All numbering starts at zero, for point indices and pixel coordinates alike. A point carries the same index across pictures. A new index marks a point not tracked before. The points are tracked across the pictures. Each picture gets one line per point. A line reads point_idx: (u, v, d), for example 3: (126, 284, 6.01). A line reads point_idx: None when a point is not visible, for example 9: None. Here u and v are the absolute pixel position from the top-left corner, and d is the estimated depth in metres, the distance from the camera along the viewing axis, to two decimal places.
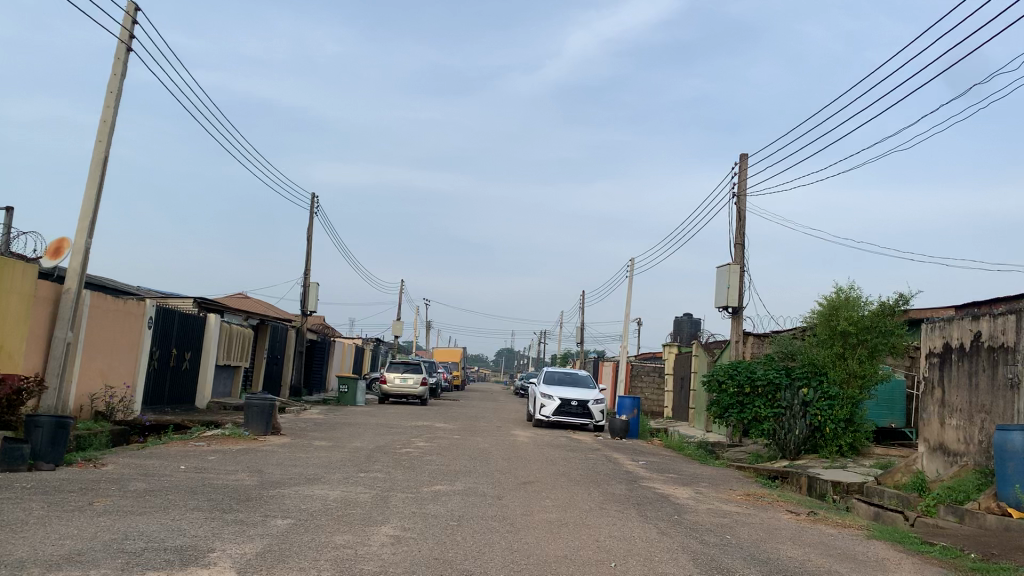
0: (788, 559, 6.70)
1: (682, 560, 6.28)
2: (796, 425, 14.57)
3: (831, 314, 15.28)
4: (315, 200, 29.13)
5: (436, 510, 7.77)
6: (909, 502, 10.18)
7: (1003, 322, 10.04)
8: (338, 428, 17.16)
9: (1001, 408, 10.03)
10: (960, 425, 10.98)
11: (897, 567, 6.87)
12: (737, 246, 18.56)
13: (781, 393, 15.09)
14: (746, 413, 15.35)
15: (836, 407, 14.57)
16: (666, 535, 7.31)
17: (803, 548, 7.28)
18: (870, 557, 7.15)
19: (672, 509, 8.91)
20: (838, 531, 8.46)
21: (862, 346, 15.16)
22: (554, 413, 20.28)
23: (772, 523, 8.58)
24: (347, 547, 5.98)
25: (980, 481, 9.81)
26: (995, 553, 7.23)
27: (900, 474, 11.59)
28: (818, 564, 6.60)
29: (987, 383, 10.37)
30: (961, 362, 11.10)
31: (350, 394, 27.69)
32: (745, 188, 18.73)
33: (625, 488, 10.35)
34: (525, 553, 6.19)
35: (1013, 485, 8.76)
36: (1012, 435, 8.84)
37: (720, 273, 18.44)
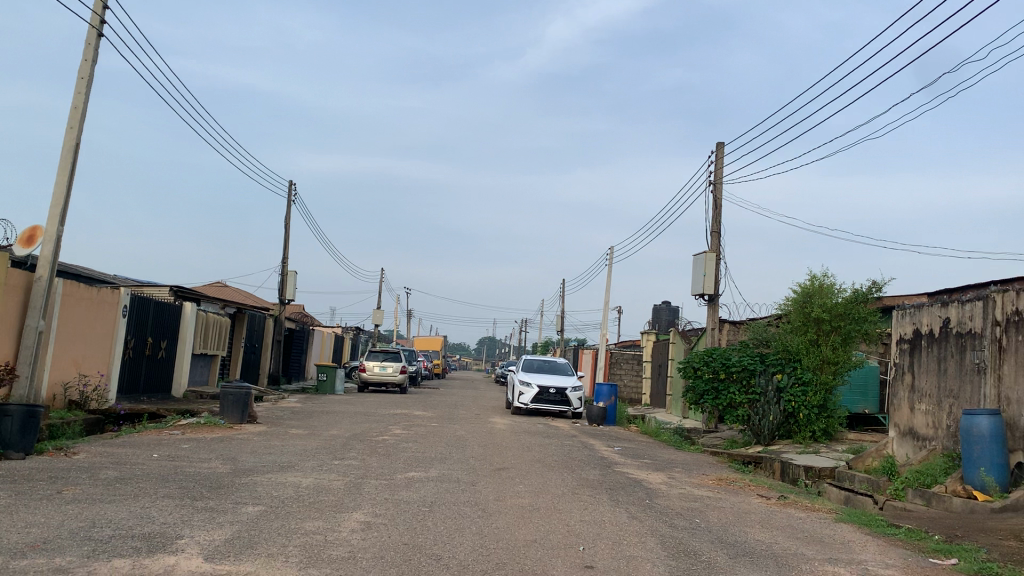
0: (755, 542, 6.77)
1: (650, 543, 6.36)
2: (770, 411, 14.78)
3: (804, 301, 15.21)
4: (292, 188, 29.38)
5: (408, 496, 7.80)
6: (878, 486, 10.35)
7: (971, 309, 10.23)
8: (314, 416, 17.08)
9: (969, 392, 10.18)
10: (929, 410, 11.14)
11: (862, 548, 6.97)
12: (713, 234, 18.66)
13: (755, 379, 15.20)
14: (720, 399, 15.33)
15: (809, 393, 14.79)
16: (636, 519, 7.38)
17: (771, 531, 7.35)
18: (835, 539, 7.25)
19: (644, 494, 8.98)
20: (806, 515, 8.57)
21: (835, 333, 15.05)
22: (533, 401, 20.33)
23: (742, 507, 8.65)
24: (317, 533, 5.99)
25: (947, 464, 9.98)
26: (958, 535, 7.37)
27: (870, 458, 11.75)
28: (784, 547, 6.67)
29: (955, 368, 10.53)
30: (930, 349, 11.26)
31: (329, 382, 27.61)
32: (721, 176, 18.85)
33: (599, 474, 10.44)
34: (495, 538, 6.24)
35: (979, 468, 8.93)
36: (978, 419, 9.01)
37: (697, 261, 18.57)
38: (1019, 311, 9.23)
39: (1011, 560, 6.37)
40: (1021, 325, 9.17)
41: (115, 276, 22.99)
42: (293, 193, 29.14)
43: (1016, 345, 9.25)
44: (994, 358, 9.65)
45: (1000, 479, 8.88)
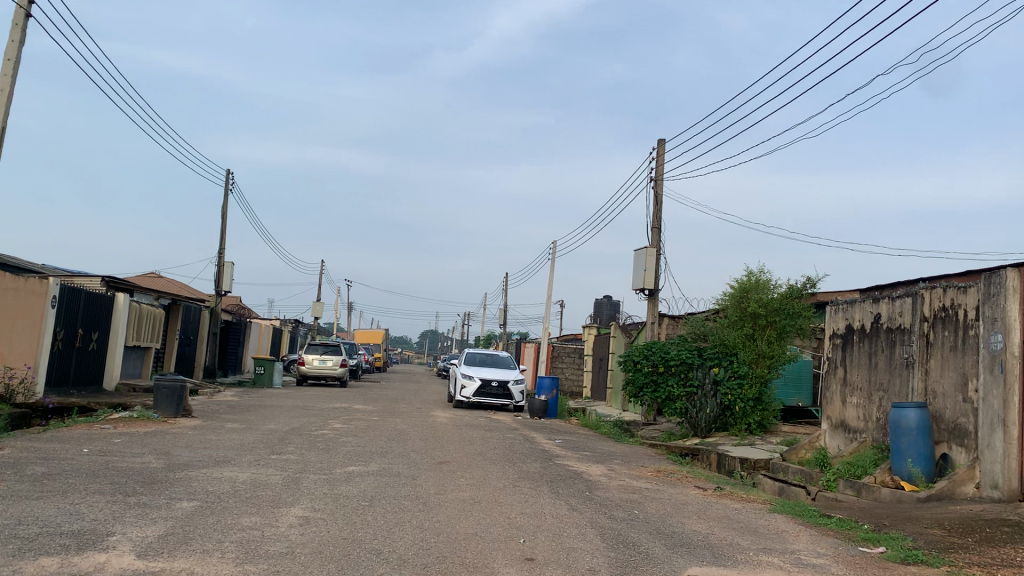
0: (692, 532, 6.88)
1: (590, 535, 6.42)
2: (707, 404, 15.02)
3: (741, 296, 15.49)
4: (230, 177, 28.79)
5: (348, 490, 7.72)
6: (811, 477, 10.63)
7: (901, 305, 10.55)
8: (251, 410, 16.79)
9: (898, 386, 10.51)
10: (860, 403, 11.46)
11: (795, 538, 7.15)
12: (654, 229, 18.88)
13: (693, 372, 15.39)
14: (659, 392, 15.51)
15: (745, 385, 15.10)
16: (576, 511, 7.44)
17: (707, 522, 7.48)
18: (769, 529, 7.41)
19: (584, 486, 9.05)
20: (742, 506, 8.75)
21: (770, 328, 15.44)
22: (475, 394, 20.33)
23: (679, 499, 8.78)
24: (254, 529, 5.89)
25: (876, 456, 10.29)
26: (886, 524, 7.61)
27: (803, 450, 12.05)
28: (720, 538, 6.80)
29: (885, 362, 10.86)
30: (862, 344, 11.59)
31: (268, 375, 27.18)
32: (662, 172, 19.08)
33: (539, 466, 10.50)
34: (435, 531, 6.23)
35: (906, 460, 9.23)
36: (907, 412, 9.30)
37: (637, 255, 18.76)
38: (946, 307, 9.55)
39: (935, 547, 6.60)
40: (948, 321, 9.49)
41: (43, 266, 22.23)
42: (230, 182, 28.56)
43: (943, 340, 9.58)
44: (922, 353, 9.96)
45: (926, 470, 9.19)
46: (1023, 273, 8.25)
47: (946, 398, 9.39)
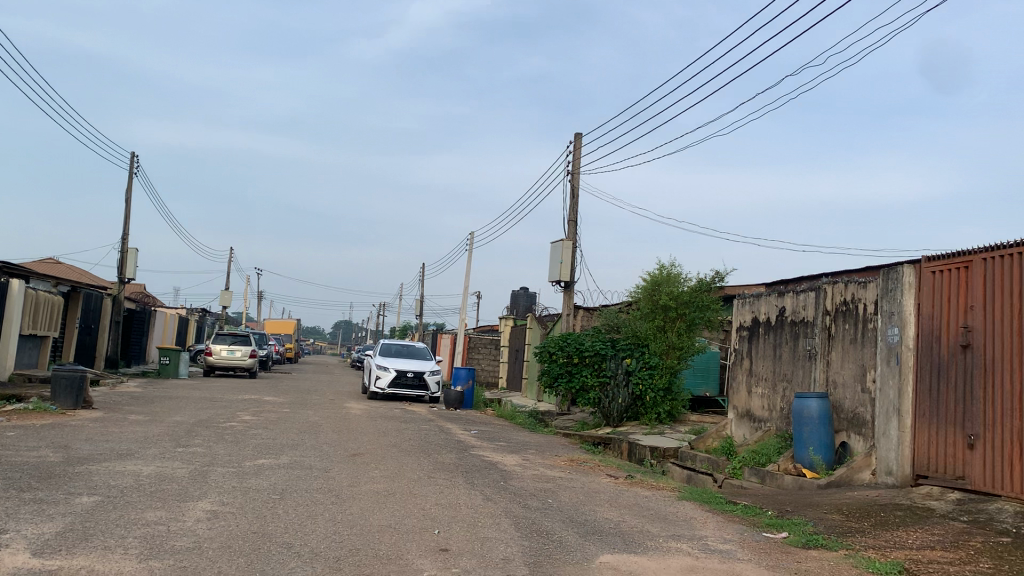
0: (604, 520, 7.00)
1: (504, 524, 6.45)
2: (619, 394, 15.26)
3: (653, 289, 15.89)
4: (134, 160, 27.74)
5: (258, 483, 7.55)
6: (717, 465, 10.93)
7: (805, 299, 10.95)
8: (156, 401, 16.24)
9: (801, 377, 10.91)
10: (764, 393, 11.85)
11: (703, 524, 7.34)
12: (570, 222, 19.07)
13: (606, 363, 15.67)
14: (574, 382, 15.74)
15: (656, 375, 15.30)
16: (490, 501, 7.47)
17: (619, 509, 7.62)
18: (678, 516, 7.60)
19: (498, 476, 9.09)
20: (652, 494, 8.94)
21: (680, 320, 15.85)
22: (389, 385, 20.16)
23: (592, 487, 8.91)
24: (159, 524, 5.70)
25: (780, 444, 10.66)
26: (788, 510, 7.90)
27: (710, 439, 12.39)
28: (631, 525, 6.93)
29: (789, 354, 11.25)
30: (767, 336, 11.98)
31: (174, 366, 26.35)
32: (579, 165, 19.28)
33: (454, 457, 10.49)
34: (348, 524, 6.15)
35: (808, 448, 9.58)
36: (809, 403, 9.67)
37: (554, 248, 18.92)
38: (847, 302, 9.95)
39: (834, 532, 6.88)
40: (848, 315, 9.90)
41: None
42: (135, 165, 27.52)
43: (843, 333, 9.98)
44: (824, 345, 10.37)
45: (826, 458, 9.56)
46: (918, 269, 8.66)
47: (846, 388, 9.80)
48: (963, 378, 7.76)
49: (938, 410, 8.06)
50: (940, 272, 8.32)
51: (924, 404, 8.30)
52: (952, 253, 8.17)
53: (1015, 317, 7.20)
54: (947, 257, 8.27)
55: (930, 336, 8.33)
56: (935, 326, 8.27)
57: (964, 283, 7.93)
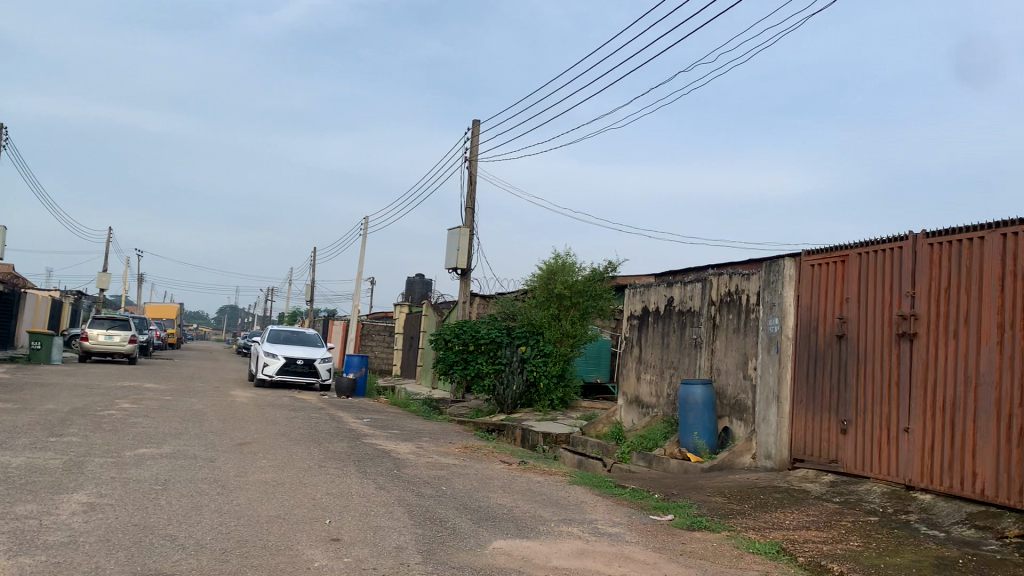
0: (497, 506, 7.04)
1: (397, 513, 6.40)
2: (513, 380, 15.46)
3: (548, 278, 15.98)
4: None
5: (138, 475, 7.25)
6: (607, 450, 11.19)
7: (692, 290, 11.30)
8: (26, 389, 15.34)
9: (687, 364, 11.27)
10: (653, 380, 12.18)
11: (593, 508, 7.50)
12: (467, 209, 19.05)
13: (501, 351, 15.74)
14: (469, 370, 15.69)
15: (549, 363, 15.60)
16: (383, 489, 7.41)
17: (512, 495, 7.69)
18: (569, 501, 7.73)
19: (392, 464, 9.03)
20: (544, 479, 9.07)
21: (574, 309, 16.00)
22: (278, 372, 19.69)
23: (485, 474, 8.96)
24: (30, 518, 5.39)
25: (666, 429, 10.98)
26: (674, 493, 8.16)
27: (601, 424, 12.66)
28: (524, 510, 7.01)
29: (676, 342, 11.59)
30: (656, 325, 12.32)
31: (45, 351, 24.95)
32: (477, 153, 19.26)
33: (346, 445, 10.34)
34: (236, 515, 5.98)
35: (693, 433, 9.91)
36: (694, 389, 9.99)
37: (451, 235, 18.86)
38: (731, 292, 10.32)
39: (716, 514, 7.15)
40: (732, 305, 10.27)
41: None
42: None
43: (727, 323, 10.36)
44: (709, 334, 10.73)
45: (710, 442, 9.92)
46: (798, 263, 9.07)
47: (729, 375, 10.18)
48: (837, 366, 8.19)
49: (814, 397, 8.48)
50: (819, 265, 8.73)
51: (801, 391, 8.72)
52: (829, 247, 8.59)
53: (886, 309, 7.64)
54: (825, 251, 8.69)
55: (808, 326, 8.75)
56: (813, 317, 8.69)
57: (840, 276, 8.36)
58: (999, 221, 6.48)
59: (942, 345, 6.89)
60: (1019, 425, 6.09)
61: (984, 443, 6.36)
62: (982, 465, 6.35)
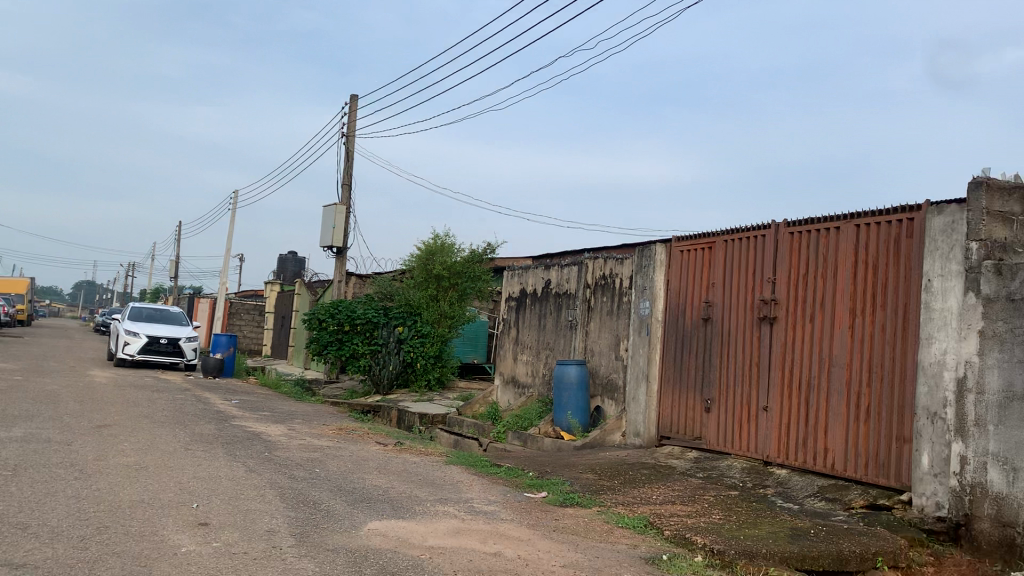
0: (372, 487, 6.99)
1: (269, 496, 6.25)
2: (390, 361, 15.35)
3: (427, 258, 15.88)
4: None
5: None
6: (483, 430, 11.29)
7: (568, 273, 11.50)
8: None
9: (562, 345, 11.48)
10: (529, 360, 12.35)
11: (468, 487, 7.56)
12: (344, 186, 18.67)
13: (377, 331, 15.56)
14: (343, 350, 15.37)
15: (427, 344, 15.58)
16: (254, 472, 7.21)
17: (387, 476, 7.65)
18: (445, 481, 7.76)
19: (262, 446, 8.79)
20: (419, 459, 9.06)
21: (452, 290, 16.06)
22: (140, 352, 18.78)
23: (360, 455, 8.85)
24: None
25: (541, 409, 11.17)
26: (547, 471, 8.33)
27: (477, 404, 12.75)
28: (399, 491, 6.99)
29: (553, 324, 11.79)
30: (533, 307, 12.48)
31: None
32: (354, 129, 18.88)
33: (214, 428, 9.99)
34: (95, 501, 5.68)
35: (566, 412, 10.12)
36: (569, 369, 10.19)
37: (326, 212, 18.45)
38: (606, 276, 10.57)
39: (588, 490, 7.35)
40: (606, 288, 10.53)
41: None
42: None
43: (601, 305, 10.62)
44: (584, 316, 10.97)
45: (582, 421, 10.16)
46: (668, 248, 9.39)
47: (601, 356, 10.45)
48: (703, 348, 8.54)
49: (681, 377, 8.83)
50: (688, 251, 9.06)
51: (668, 371, 9.05)
52: (698, 234, 8.92)
53: (749, 294, 8.01)
54: (693, 238, 9.02)
55: (677, 309, 9.08)
56: (682, 301, 9.02)
57: (707, 262, 8.70)
58: (853, 213, 6.91)
59: (799, 329, 7.30)
60: (866, 404, 6.54)
61: (834, 420, 6.80)
62: (832, 441, 6.80)
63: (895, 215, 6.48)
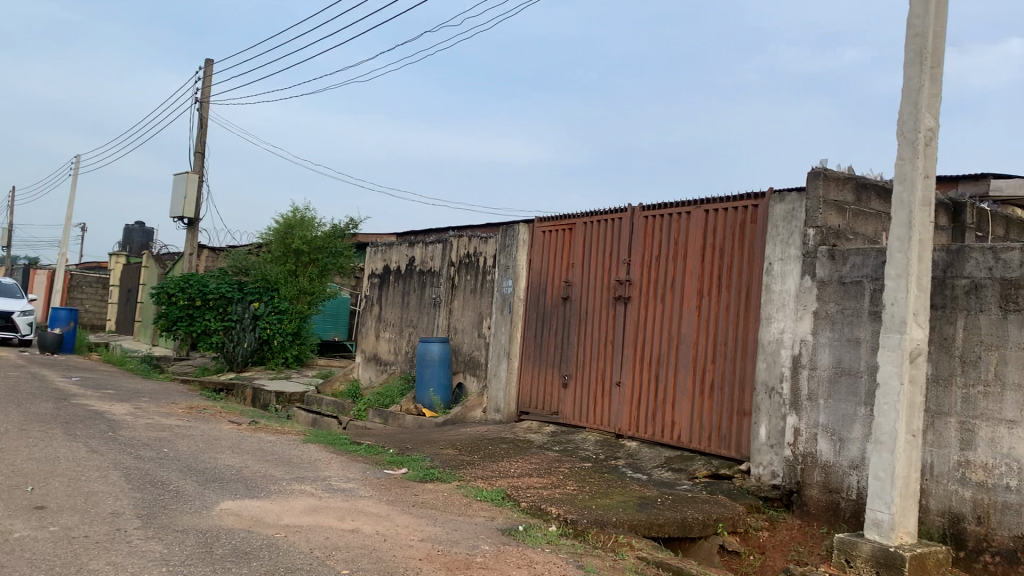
0: (225, 467, 6.78)
1: (113, 477, 5.96)
2: (245, 338, 14.88)
3: (285, 232, 15.48)
4: None
5: None
6: (343, 408, 11.15)
7: (433, 250, 11.50)
8: None
9: (425, 323, 11.47)
10: (391, 337, 12.28)
11: (326, 465, 7.46)
12: (197, 154, 17.85)
13: (231, 307, 15.01)
14: (194, 327, 14.71)
15: (284, 320, 15.22)
16: (97, 453, 6.84)
17: (241, 455, 7.44)
18: (302, 459, 7.62)
19: (105, 426, 8.34)
20: (276, 438, 8.85)
21: (312, 266, 15.76)
22: None
23: (212, 434, 8.56)
24: None
25: (403, 387, 11.13)
26: (407, 448, 8.33)
27: (337, 382, 12.57)
28: (254, 470, 6.82)
29: (416, 301, 11.76)
30: (396, 284, 12.39)
31: None
32: (209, 94, 18.05)
33: (51, 407, 9.39)
34: None
35: (428, 389, 10.14)
36: (431, 346, 10.21)
37: (178, 180, 17.59)
38: (469, 254, 10.64)
39: (447, 466, 7.41)
40: (470, 266, 10.59)
41: None
42: None
43: (465, 283, 10.68)
44: (447, 294, 11.00)
45: (443, 398, 10.22)
46: (530, 228, 9.54)
47: (464, 334, 10.52)
48: (562, 325, 8.76)
49: (540, 354, 9.03)
50: (549, 232, 9.24)
51: (529, 349, 9.23)
52: (560, 215, 9.11)
53: (607, 274, 8.27)
54: (555, 218, 9.20)
55: (538, 288, 9.25)
56: (543, 280, 9.20)
57: (568, 243, 8.91)
58: (703, 199, 7.23)
59: (652, 308, 7.61)
60: (711, 380, 6.90)
61: (681, 395, 7.14)
62: (679, 415, 7.13)
63: (742, 201, 6.83)
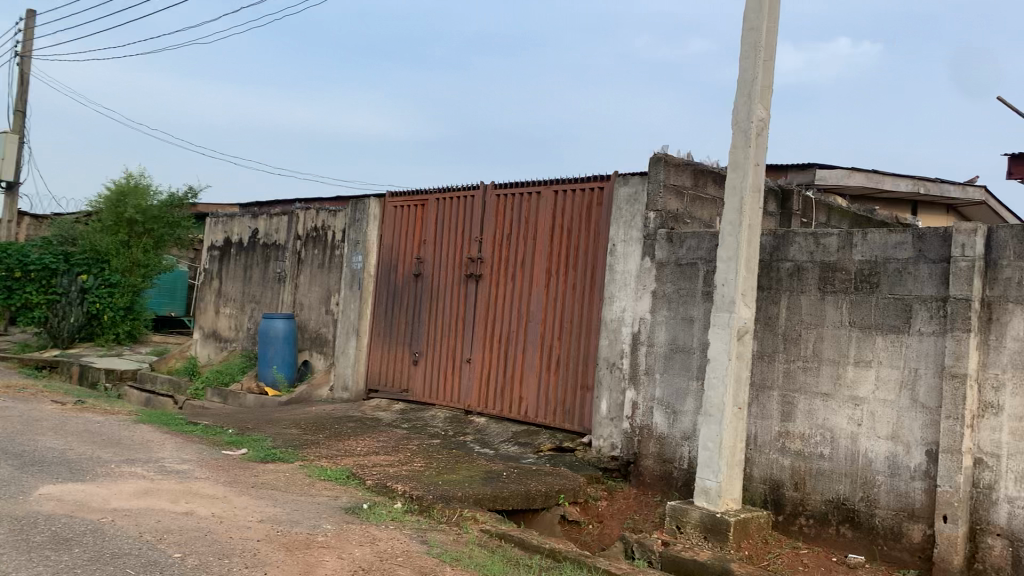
0: (46, 450, 6.33)
1: None
2: (72, 313, 13.74)
3: (117, 201, 14.86)
4: None
5: None
6: (179, 387, 10.67)
7: (278, 223, 11.13)
8: None
9: (269, 298, 11.11)
10: (232, 313, 11.82)
11: (159, 447, 7.11)
12: (17, 113, 16.42)
13: (55, 280, 13.92)
14: (13, 301, 13.60)
15: (115, 295, 14.22)
16: None
17: (64, 438, 6.97)
18: (134, 440, 7.23)
19: None
20: (104, 418, 8.34)
21: (146, 237, 15.19)
22: None
23: (31, 415, 7.95)
24: None
25: (244, 363, 10.76)
26: (248, 427, 8.07)
27: (173, 360, 12.01)
28: (79, 453, 6.40)
29: (259, 276, 11.36)
30: (238, 257, 11.92)
31: None
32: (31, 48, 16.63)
33: None
34: None
35: (272, 366, 9.84)
36: (276, 323, 9.89)
37: None
38: (317, 228, 10.37)
39: (291, 445, 7.23)
40: (318, 241, 10.33)
41: None
42: None
43: (311, 258, 10.41)
44: (293, 268, 10.69)
45: (288, 375, 9.95)
46: (381, 203, 9.41)
47: (311, 310, 10.27)
48: (413, 302, 8.71)
49: (390, 330, 8.95)
50: (401, 207, 9.14)
51: (378, 325, 9.13)
52: (411, 190, 9.02)
53: (458, 251, 8.28)
54: (406, 194, 9.11)
55: (388, 264, 9.15)
56: (393, 256, 9.10)
57: (419, 219, 8.85)
58: (552, 179, 7.36)
59: (502, 285, 7.69)
60: (557, 356, 7.07)
61: (528, 371, 7.28)
62: (526, 390, 7.27)
63: (589, 182, 7.00)
